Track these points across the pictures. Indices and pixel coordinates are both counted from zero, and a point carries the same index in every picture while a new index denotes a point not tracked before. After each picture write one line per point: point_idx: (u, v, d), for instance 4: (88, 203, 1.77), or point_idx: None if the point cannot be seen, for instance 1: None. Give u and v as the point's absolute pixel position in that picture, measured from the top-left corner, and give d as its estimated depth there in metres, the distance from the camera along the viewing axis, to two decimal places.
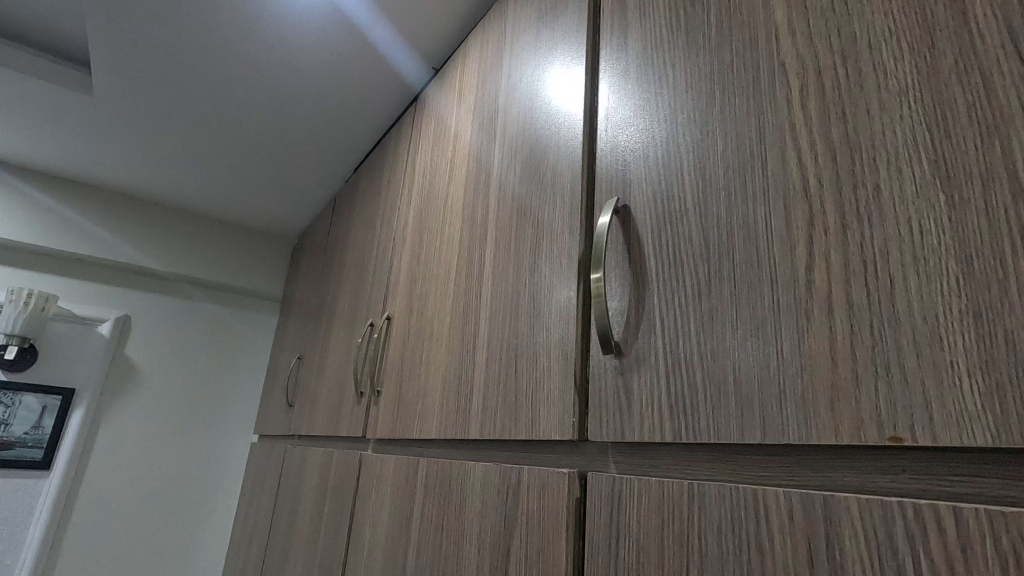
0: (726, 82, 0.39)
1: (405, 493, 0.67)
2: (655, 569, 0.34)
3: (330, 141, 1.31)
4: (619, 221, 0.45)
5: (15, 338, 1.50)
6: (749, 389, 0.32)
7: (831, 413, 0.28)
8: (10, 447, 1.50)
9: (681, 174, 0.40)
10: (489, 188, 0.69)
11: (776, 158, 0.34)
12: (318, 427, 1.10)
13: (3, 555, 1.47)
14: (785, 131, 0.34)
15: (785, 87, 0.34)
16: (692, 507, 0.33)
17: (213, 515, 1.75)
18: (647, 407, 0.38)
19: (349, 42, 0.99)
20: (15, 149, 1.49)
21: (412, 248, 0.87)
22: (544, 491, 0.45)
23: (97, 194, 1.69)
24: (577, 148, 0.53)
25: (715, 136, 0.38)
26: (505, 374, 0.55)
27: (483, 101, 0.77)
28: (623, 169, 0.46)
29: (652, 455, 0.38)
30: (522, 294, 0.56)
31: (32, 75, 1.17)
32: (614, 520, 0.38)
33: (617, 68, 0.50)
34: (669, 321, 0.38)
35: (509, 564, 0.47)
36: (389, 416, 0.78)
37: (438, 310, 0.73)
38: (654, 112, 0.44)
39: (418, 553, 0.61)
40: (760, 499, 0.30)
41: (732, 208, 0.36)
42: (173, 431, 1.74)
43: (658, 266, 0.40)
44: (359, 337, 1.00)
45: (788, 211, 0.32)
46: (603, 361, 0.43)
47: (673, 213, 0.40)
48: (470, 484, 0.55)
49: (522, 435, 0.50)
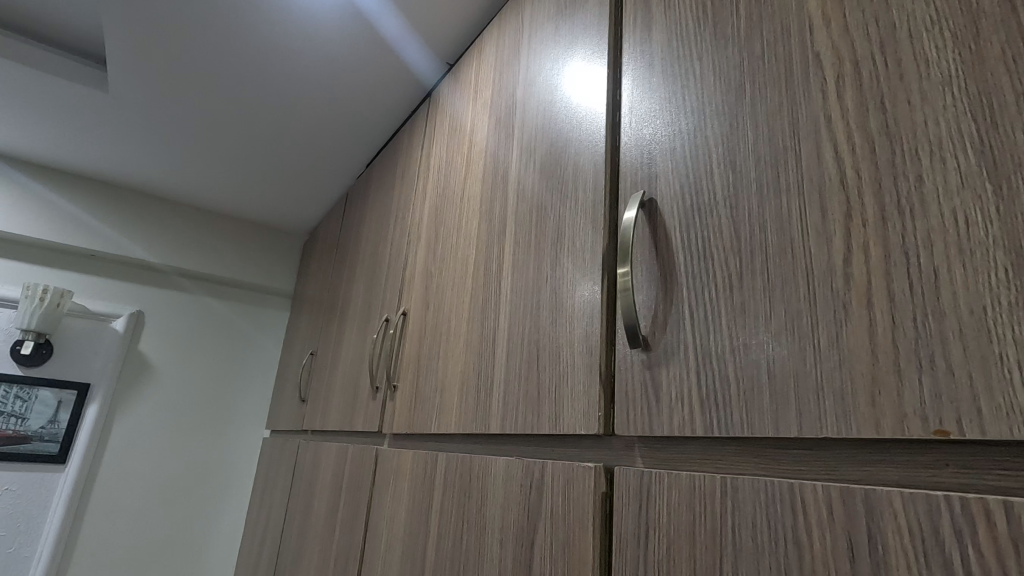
0: (756, 74, 0.38)
1: (424, 487, 0.67)
2: (687, 563, 0.34)
3: (343, 137, 1.31)
4: (645, 215, 0.44)
5: (30, 332, 1.52)
6: (784, 383, 0.31)
7: (871, 406, 0.27)
8: (27, 442, 1.52)
9: (710, 168, 0.40)
10: (507, 184, 0.69)
11: (811, 150, 0.33)
12: (333, 422, 1.11)
13: (22, 548, 1.48)
14: (820, 122, 0.33)
15: (819, 78, 0.34)
16: (725, 502, 0.33)
17: (225, 513, 1.76)
18: (677, 402, 0.38)
19: (363, 38, 0.99)
20: (31, 146, 1.50)
21: (428, 244, 0.87)
22: (569, 485, 0.45)
23: (111, 191, 1.70)
24: (600, 143, 0.52)
25: (746, 128, 0.38)
26: (527, 369, 0.55)
27: (500, 97, 0.76)
28: (648, 162, 0.46)
29: (681, 448, 0.38)
30: (543, 289, 0.56)
31: (49, 73, 1.18)
32: (643, 515, 0.38)
33: (640, 61, 0.50)
34: (699, 315, 0.38)
35: (533, 557, 0.47)
36: (406, 411, 0.78)
37: (455, 305, 0.73)
38: (680, 105, 0.44)
39: (438, 545, 0.61)
40: (797, 494, 0.29)
41: (764, 201, 0.35)
42: (186, 427, 1.75)
43: (687, 260, 0.40)
44: (374, 332, 1.00)
45: (824, 203, 0.32)
46: (629, 355, 0.43)
47: (701, 207, 0.40)
48: (491, 479, 0.55)
49: (544, 430, 0.50)
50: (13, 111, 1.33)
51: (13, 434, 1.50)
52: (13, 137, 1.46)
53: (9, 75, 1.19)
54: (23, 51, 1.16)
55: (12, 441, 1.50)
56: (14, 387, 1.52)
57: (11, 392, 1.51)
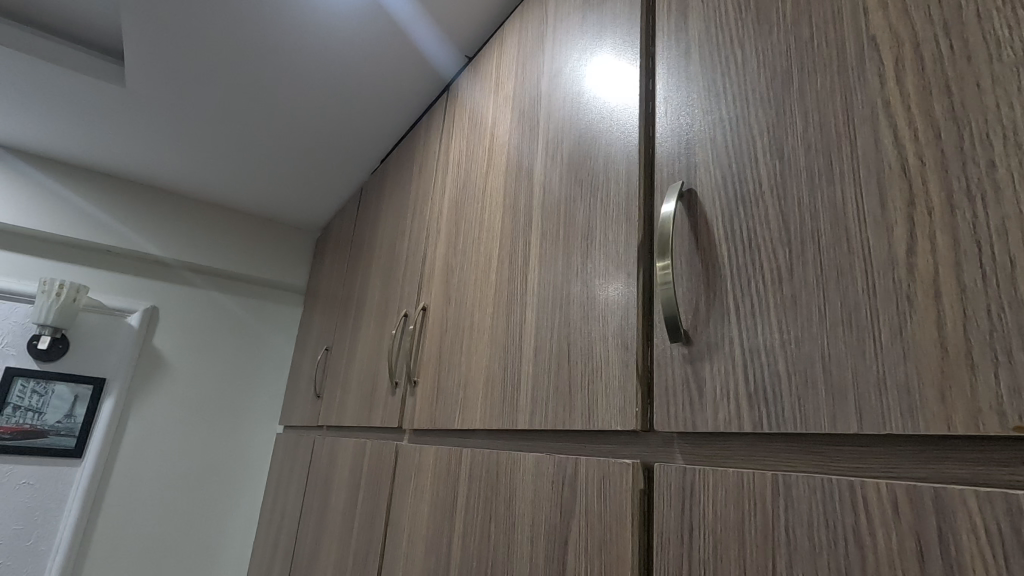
0: (806, 59, 0.37)
1: (448, 483, 0.67)
2: (736, 564, 0.33)
3: (358, 131, 1.31)
4: (684, 206, 0.43)
5: (47, 327, 1.53)
6: (841, 377, 0.30)
7: (941, 401, 0.26)
8: (44, 436, 1.52)
9: (756, 158, 0.39)
10: (532, 178, 0.68)
11: (867, 137, 0.32)
12: (349, 417, 1.10)
13: (39, 541, 1.49)
14: (877, 107, 0.32)
15: (876, 62, 0.33)
16: (777, 500, 0.32)
17: (238, 510, 1.76)
18: (721, 397, 0.37)
19: (381, 29, 0.98)
20: (48, 141, 1.51)
21: (448, 238, 0.86)
22: (605, 482, 0.44)
23: (127, 186, 1.71)
24: (633, 134, 0.51)
25: (793, 116, 0.37)
26: (556, 364, 0.54)
27: (523, 91, 0.75)
28: (686, 151, 0.45)
29: (726, 445, 0.37)
30: (574, 283, 0.55)
31: (68, 67, 1.18)
32: (686, 513, 0.37)
33: (675, 51, 0.49)
34: (746, 308, 0.36)
35: (567, 555, 0.46)
36: (427, 406, 0.78)
37: (478, 300, 0.72)
38: (722, 94, 0.43)
39: (463, 540, 0.61)
40: (858, 492, 0.28)
41: (816, 190, 0.34)
42: (199, 422, 1.75)
43: (730, 252, 0.39)
44: (392, 328, 1.00)
45: (883, 191, 0.31)
46: (668, 349, 0.42)
47: (746, 197, 0.39)
48: (520, 476, 0.54)
49: (577, 425, 0.49)
50: (31, 105, 1.33)
51: (30, 428, 1.51)
52: (30, 132, 1.46)
53: (27, 69, 1.19)
54: (41, 46, 1.16)
55: (30, 435, 1.51)
56: (31, 382, 1.53)
57: (29, 386, 1.52)
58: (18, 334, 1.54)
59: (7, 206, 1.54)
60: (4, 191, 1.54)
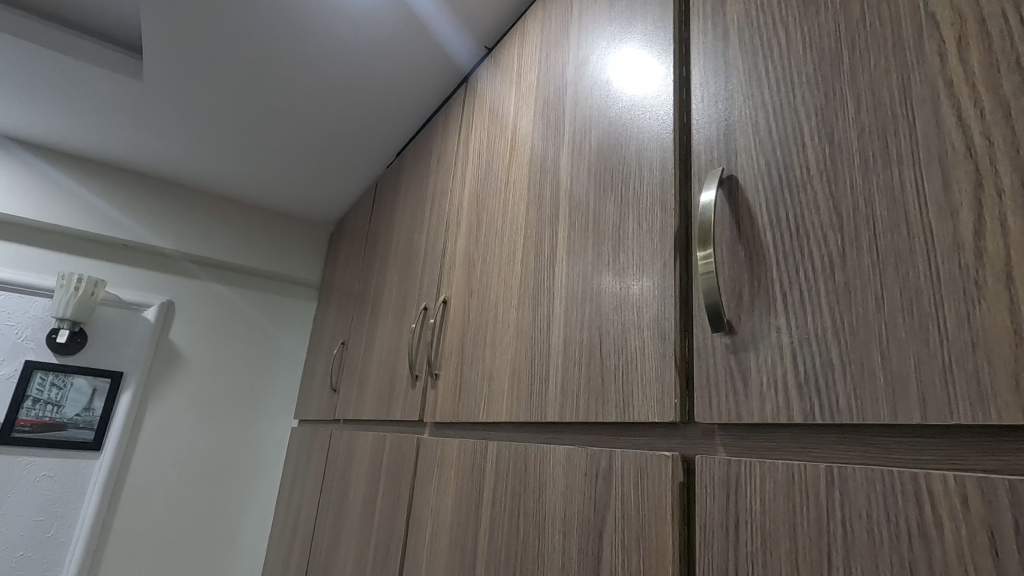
0: (857, 40, 0.36)
1: (473, 476, 0.66)
2: (788, 559, 0.32)
3: (375, 123, 1.30)
4: (724, 192, 0.42)
5: (65, 320, 1.54)
6: (901, 368, 0.29)
7: (1016, 390, 0.25)
8: (63, 429, 1.54)
9: (803, 143, 0.37)
10: (558, 171, 0.66)
11: (927, 118, 0.31)
12: (368, 410, 1.10)
13: (59, 533, 1.51)
14: (938, 87, 0.31)
15: (935, 40, 0.32)
16: (832, 494, 0.31)
17: (254, 504, 1.77)
18: (768, 389, 0.36)
19: (400, 20, 0.97)
20: (65, 135, 1.51)
21: (469, 230, 0.86)
22: (643, 475, 0.43)
23: (143, 181, 1.72)
24: (668, 122, 0.50)
25: (844, 99, 0.36)
26: (587, 356, 0.53)
27: (547, 82, 0.74)
28: (725, 137, 0.44)
29: (772, 437, 0.36)
30: (605, 274, 0.54)
31: (86, 61, 1.18)
32: (732, 507, 0.36)
33: (713, 37, 0.48)
34: (796, 297, 0.35)
35: (602, 549, 0.45)
36: (450, 399, 0.77)
37: (502, 294, 0.71)
38: (765, 78, 0.41)
39: (490, 534, 0.60)
40: (923, 485, 0.27)
41: (871, 173, 0.33)
42: (215, 416, 1.76)
43: (776, 240, 0.37)
44: (411, 321, 0.99)
45: (946, 173, 0.30)
46: (709, 339, 0.41)
47: (793, 183, 0.37)
48: (550, 468, 0.54)
49: (610, 418, 0.49)
50: (49, 99, 1.34)
51: (49, 421, 1.53)
52: (47, 126, 1.47)
53: (45, 63, 1.19)
54: (58, 39, 1.16)
55: (49, 427, 1.53)
56: (50, 375, 1.54)
57: (47, 380, 1.54)
58: (37, 327, 1.56)
59: (25, 201, 1.55)
60: (22, 185, 1.56)
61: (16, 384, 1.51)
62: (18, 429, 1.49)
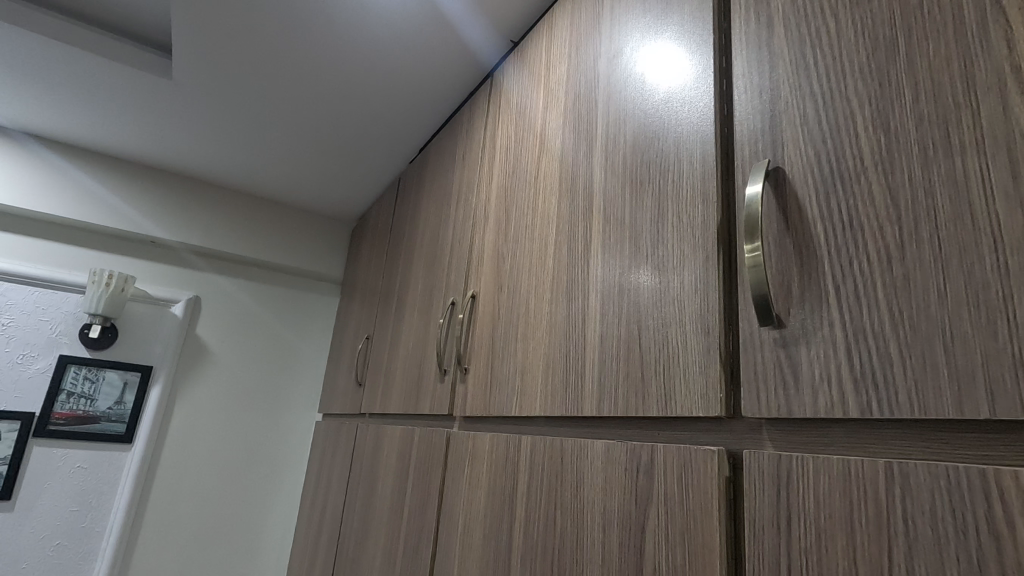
0: (915, 27, 0.35)
1: (506, 470, 0.66)
2: (844, 555, 0.32)
3: (399, 119, 1.31)
4: (770, 184, 0.42)
5: (97, 316, 1.58)
6: (967, 360, 0.29)
7: None
8: (96, 422, 1.58)
9: (856, 134, 0.37)
10: (591, 167, 0.66)
11: (993, 108, 0.30)
12: (394, 404, 1.11)
13: (93, 522, 1.54)
14: (1004, 74, 0.30)
15: (1003, 27, 0.31)
16: (893, 491, 0.30)
17: (279, 494, 1.81)
18: (821, 383, 0.35)
19: (425, 16, 0.97)
20: (95, 134, 1.55)
21: (497, 225, 0.86)
22: (687, 468, 0.43)
23: (169, 179, 1.75)
24: (709, 112, 0.49)
25: (901, 88, 0.35)
26: (626, 349, 0.53)
27: (579, 75, 0.74)
28: (770, 127, 0.43)
29: (825, 431, 0.36)
30: (643, 268, 0.53)
31: (117, 60, 1.20)
32: (783, 503, 0.35)
33: (756, 30, 0.47)
34: (849, 291, 0.35)
35: (645, 543, 0.45)
36: (480, 394, 0.78)
37: (534, 290, 0.71)
38: (813, 68, 0.41)
39: (525, 529, 0.60)
40: (992, 481, 0.27)
41: (931, 165, 0.32)
42: (241, 408, 1.80)
43: (828, 233, 0.37)
44: (439, 316, 1.00)
45: (1015, 162, 0.29)
46: (757, 333, 0.41)
47: (845, 174, 0.37)
48: (587, 460, 0.54)
49: (652, 412, 0.48)
50: (80, 99, 1.36)
51: (83, 414, 1.57)
52: (77, 125, 1.50)
53: (77, 63, 1.22)
54: (89, 38, 1.18)
55: (83, 421, 1.56)
56: (83, 369, 1.58)
57: (81, 374, 1.58)
58: (70, 323, 1.60)
59: (56, 199, 1.59)
60: (53, 184, 1.59)
61: (51, 377, 1.55)
62: (53, 422, 1.53)
